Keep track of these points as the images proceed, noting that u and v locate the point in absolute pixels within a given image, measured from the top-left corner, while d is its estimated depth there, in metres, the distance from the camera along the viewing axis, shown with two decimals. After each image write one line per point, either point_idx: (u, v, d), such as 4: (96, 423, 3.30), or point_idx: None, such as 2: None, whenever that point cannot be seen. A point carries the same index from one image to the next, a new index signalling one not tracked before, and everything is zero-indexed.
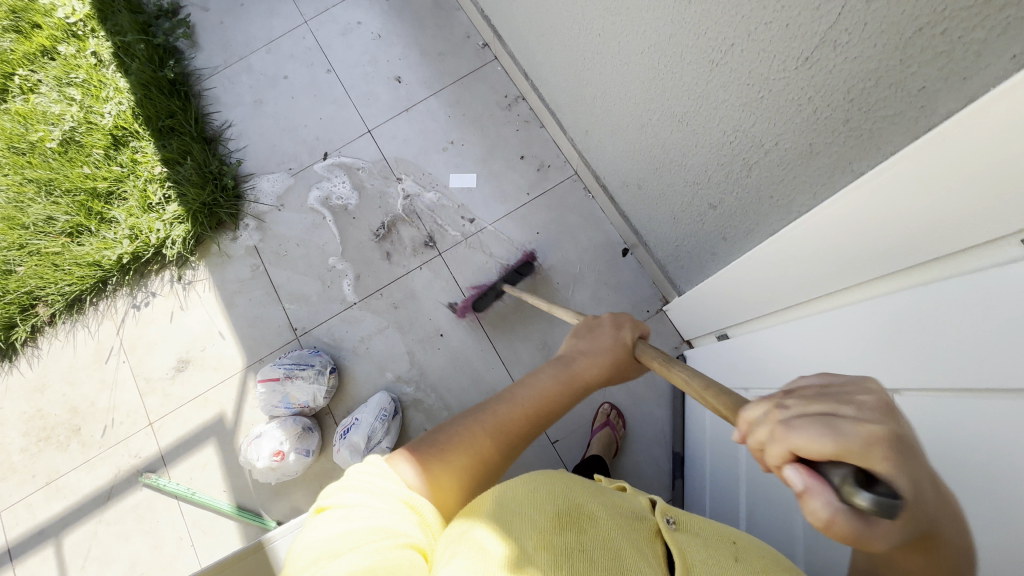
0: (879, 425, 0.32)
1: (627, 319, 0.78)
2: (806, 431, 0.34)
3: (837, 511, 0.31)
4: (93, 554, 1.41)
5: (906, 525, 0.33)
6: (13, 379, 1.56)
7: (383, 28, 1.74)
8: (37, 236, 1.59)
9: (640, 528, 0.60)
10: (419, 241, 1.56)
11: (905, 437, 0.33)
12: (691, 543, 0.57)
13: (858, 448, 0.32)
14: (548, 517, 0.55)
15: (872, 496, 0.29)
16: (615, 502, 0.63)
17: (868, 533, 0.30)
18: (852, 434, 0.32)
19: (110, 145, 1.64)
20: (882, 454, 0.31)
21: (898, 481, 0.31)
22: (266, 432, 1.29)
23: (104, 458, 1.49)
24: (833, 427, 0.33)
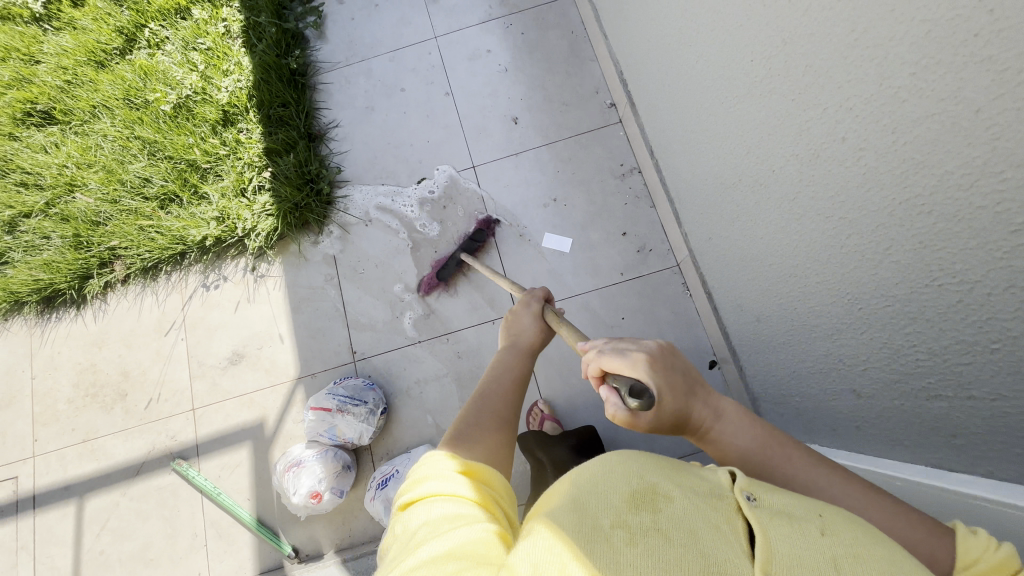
0: (644, 353, 0.58)
1: (534, 296, 0.93)
2: (608, 365, 0.59)
3: (623, 410, 0.55)
4: (113, 524, 1.42)
5: (674, 416, 0.57)
6: (76, 328, 1.58)
7: (512, 62, 1.67)
8: (131, 194, 1.60)
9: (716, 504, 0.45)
10: (497, 294, 1.50)
11: (665, 362, 0.58)
12: (783, 520, 0.43)
13: (633, 368, 0.57)
14: (624, 503, 0.43)
15: (637, 396, 0.54)
16: (681, 472, 0.49)
17: (633, 418, 0.55)
18: (631, 361, 0.57)
19: (219, 121, 1.63)
20: (647, 371, 0.56)
21: (662, 386, 0.56)
22: (306, 467, 1.26)
23: (142, 432, 1.48)
24: (621, 358, 0.58)
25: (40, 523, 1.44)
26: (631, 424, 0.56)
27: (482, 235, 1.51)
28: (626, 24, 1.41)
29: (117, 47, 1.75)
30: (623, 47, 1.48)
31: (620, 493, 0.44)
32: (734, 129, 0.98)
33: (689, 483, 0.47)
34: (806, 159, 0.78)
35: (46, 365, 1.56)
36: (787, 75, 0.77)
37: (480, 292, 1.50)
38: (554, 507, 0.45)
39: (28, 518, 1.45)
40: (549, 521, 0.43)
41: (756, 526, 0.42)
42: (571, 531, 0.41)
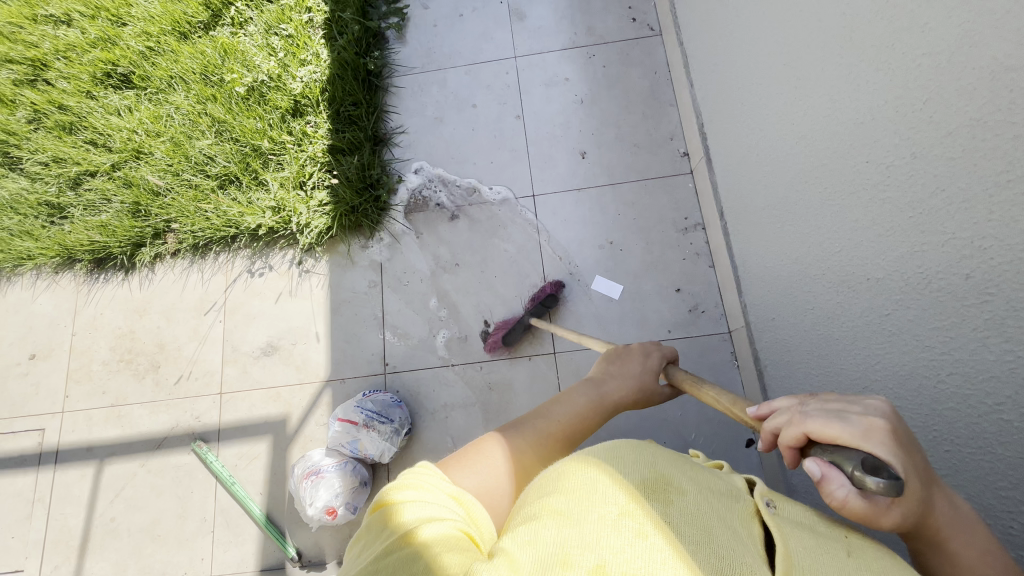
0: (879, 418, 0.46)
1: (650, 348, 0.90)
2: (824, 427, 0.48)
3: (851, 491, 0.44)
4: (127, 493, 1.44)
5: (912, 513, 0.45)
6: (121, 291, 1.61)
7: (588, 94, 1.63)
8: (193, 170, 1.61)
9: (736, 506, 0.49)
10: (538, 329, 1.47)
11: (907, 439, 0.46)
12: (806, 533, 0.46)
13: (862, 437, 0.45)
14: (633, 492, 0.46)
15: (875, 475, 0.42)
16: (701, 473, 0.52)
17: (868, 505, 0.44)
18: (858, 426, 0.46)
19: (289, 110, 1.63)
20: (886, 446, 0.45)
21: (903, 470, 0.44)
22: (324, 481, 1.25)
23: (169, 407, 1.50)
24: (846, 422, 0.47)
25: (59, 479, 1.47)
26: (854, 504, 0.44)
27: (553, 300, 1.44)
28: (716, 78, 1.36)
29: (202, 21, 1.77)
30: (708, 99, 1.43)
31: (631, 482, 0.47)
32: (827, 222, 0.93)
33: (710, 484, 0.50)
34: (914, 282, 0.73)
35: (87, 324, 1.59)
36: (908, 190, 0.72)
37: (521, 324, 1.47)
38: (567, 484, 0.47)
39: (48, 473, 1.47)
40: (561, 500, 0.45)
41: (779, 535, 0.45)
42: (580, 510, 0.44)
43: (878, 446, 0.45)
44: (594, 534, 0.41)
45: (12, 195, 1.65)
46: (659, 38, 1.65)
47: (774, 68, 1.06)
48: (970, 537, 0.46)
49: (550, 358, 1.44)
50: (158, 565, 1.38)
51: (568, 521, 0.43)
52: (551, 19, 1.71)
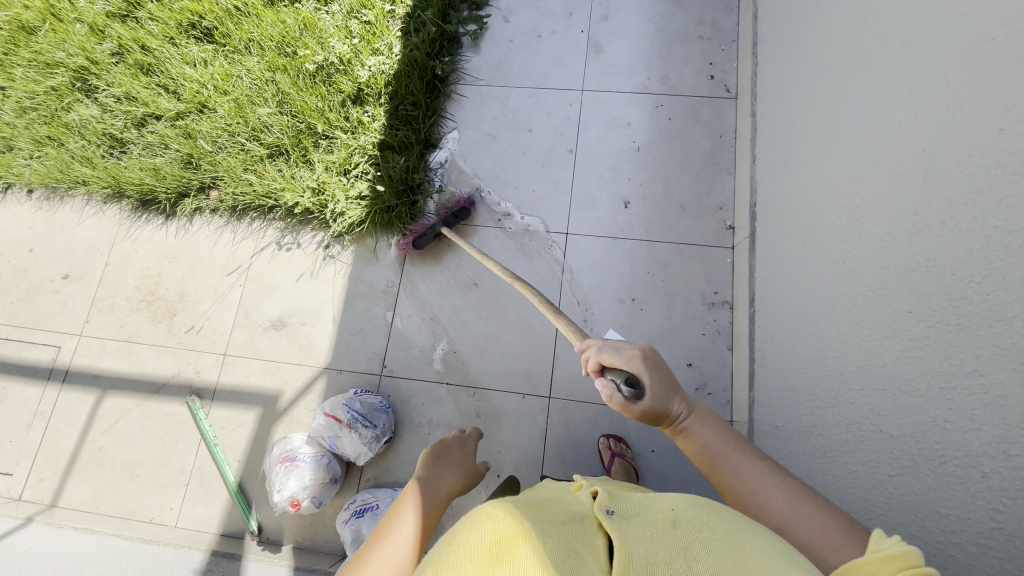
0: (638, 351, 0.67)
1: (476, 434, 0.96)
2: (606, 359, 0.69)
3: (616, 394, 0.64)
4: (120, 427, 1.51)
5: (655, 407, 0.65)
6: (158, 234, 1.67)
7: (646, 143, 1.59)
8: (249, 135, 1.66)
9: (583, 530, 0.48)
10: (538, 369, 1.45)
11: (653, 361, 0.68)
12: (643, 529, 0.47)
13: (626, 363, 0.67)
14: (478, 563, 0.42)
15: (630, 386, 0.63)
16: (547, 507, 0.51)
17: (626, 403, 0.64)
18: (626, 356, 0.67)
19: (351, 97, 1.65)
20: (639, 366, 0.66)
21: (649, 381, 0.65)
22: (295, 473, 1.27)
23: (174, 355, 1.56)
24: (618, 352, 0.68)
25: (62, 398, 1.54)
26: (625, 408, 0.64)
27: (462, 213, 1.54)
28: (779, 161, 1.30)
29: None
30: (766, 179, 1.37)
31: (473, 553, 0.43)
32: (854, 355, 0.87)
33: (554, 513, 0.49)
34: (928, 457, 0.68)
35: (121, 258, 1.67)
36: (945, 360, 0.67)
37: (522, 360, 1.46)
38: None
39: (54, 388, 1.56)
40: None
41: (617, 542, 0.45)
42: None
43: (637, 364, 0.66)
44: None
45: (82, 120, 1.73)
46: (732, 101, 1.59)
47: (840, 176, 1.01)
48: (702, 420, 0.66)
49: (544, 400, 1.42)
50: (131, 503, 1.44)
51: None
52: (627, 59, 1.67)
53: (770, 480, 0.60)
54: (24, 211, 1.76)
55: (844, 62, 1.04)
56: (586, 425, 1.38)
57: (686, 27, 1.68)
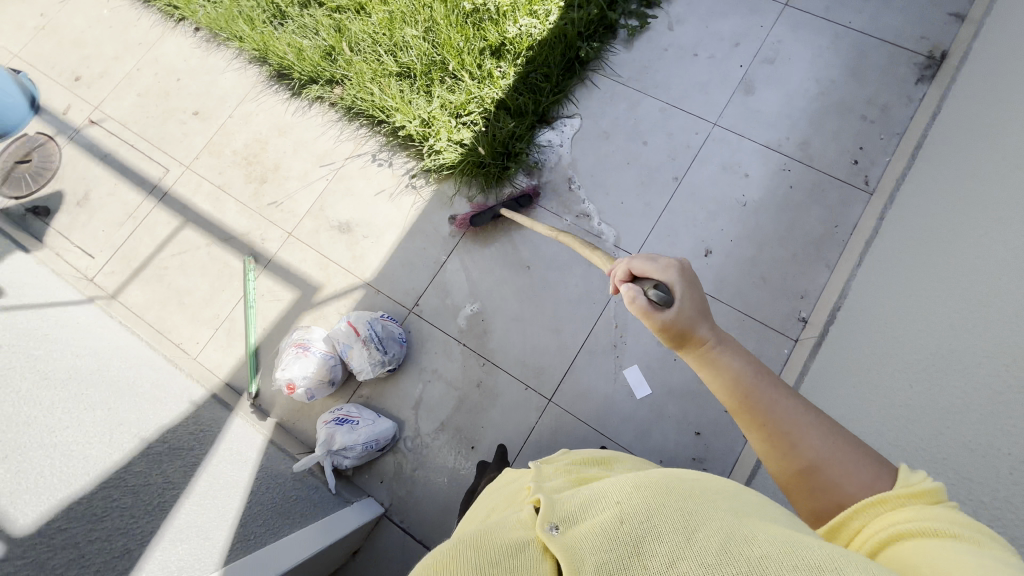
0: (675, 264, 0.62)
1: None
2: (633, 264, 0.64)
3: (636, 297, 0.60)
4: (185, 257, 1.68)
5: (679, 321, 0.58)
6: (280, 108, 1.81)
7: (755, 201, 1.50)
8: (388, 49, 1.73)
9: (524, 557, 0.48)
10: (550, 369, 1.45)
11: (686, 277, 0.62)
12: (586, 532, 0.47)
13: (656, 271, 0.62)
14: None
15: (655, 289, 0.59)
16: (480, 544, 0.50)
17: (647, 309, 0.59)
18: (661, 264, 0.62)
19: (491, 48, 1.67)
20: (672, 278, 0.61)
21: (677, 292, 0.60)
22: (302, 360, 1.39)
23: (251, 216, 1.71)
24: (653, 262, 0.63)
25: (154, 213, 1.74)
26: (645, 313, 0.59)
27: (523, 199, 1.56)
28: (886, 276, 1.18)
29: None
30: (864, 289, 1.26)
31: None
32: None
33: (492, 554, 0.48)
34: None
35: (242, 115, 1.83)
36: None
37: (539, 355, 1.46)
38: None
39: (151, 202, 1.76)
40: None
41: (564, 558, 0.45)
42: None
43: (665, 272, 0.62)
44: None
45: None
46: (868, 195, 1.45)
47: (940, 318, 0.91)
48: (734, 355, 0.57)
49: (543, 400, 1.43)
50: (170, 323, 1.62)
51: None
52: (775, 111, 1.57)
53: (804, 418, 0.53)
54: (185, 44, 1.96)
55: (1005, 203, 0.92)
56: (571, 441, 1.38)
57: (853, 101, 1.54)
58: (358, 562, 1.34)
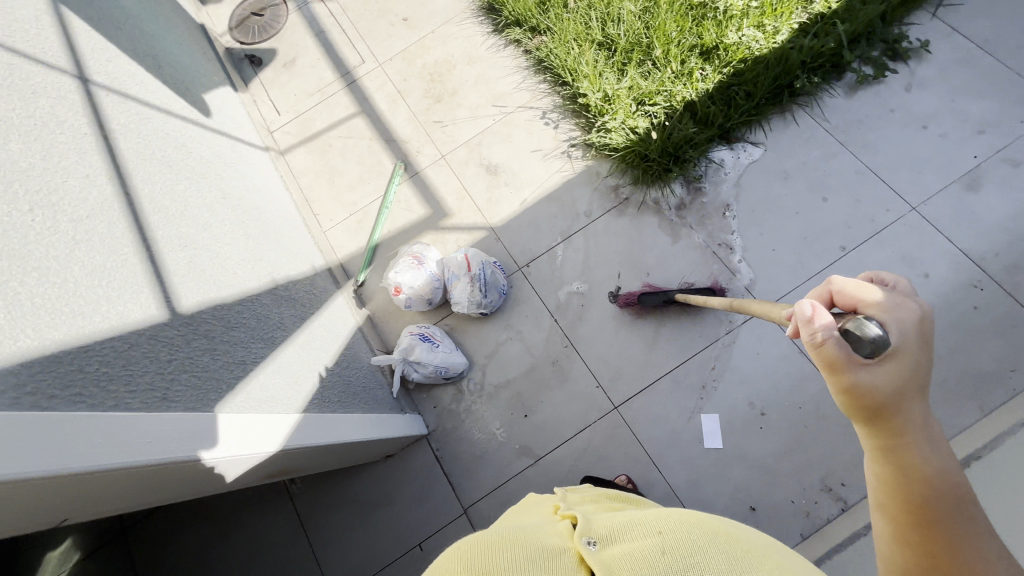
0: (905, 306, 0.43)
1: None
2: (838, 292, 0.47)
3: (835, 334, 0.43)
4: (349, 142, 1.83)
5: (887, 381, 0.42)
6: (478, 39, 1.87)
7: (924, 306, 1.32)
8: (600, 16, 1.71)
9: (563, 560, 0.51)
10: (628, 379, 1.42)
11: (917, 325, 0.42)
12: (625, 553, 0.51)
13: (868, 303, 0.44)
14: None
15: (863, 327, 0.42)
16: (520, 539, 0.54)
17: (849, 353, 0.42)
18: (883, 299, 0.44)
19: (702, 48, 1.60)
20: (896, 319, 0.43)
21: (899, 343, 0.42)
22: (414, 271, 1.47)
23: (416, 128, 1.81)
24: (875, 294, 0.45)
25: (339, 95, 1.91)
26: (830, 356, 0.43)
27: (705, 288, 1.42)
28: None
29: None
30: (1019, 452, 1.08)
31: None
32: None
33: (533, 548, 0.52)
34: None
35: (443, 35, 1.91)
36: None
37: (624, 360, 1.43)
38: None
39: (340, 84, 1.92)
40: None
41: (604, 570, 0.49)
42: None
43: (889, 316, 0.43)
44: None
45: None
46: None
47: None
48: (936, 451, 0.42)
49: (608, 404, 1.40)
50: (316, 193, 1.79)
51: None
52: (992, 220, 1.35)
53: (985, 546, 0.40)
54: None
55: None
56: (620, 454, 1.35)
57: None
58: (387, 465, 1.44)
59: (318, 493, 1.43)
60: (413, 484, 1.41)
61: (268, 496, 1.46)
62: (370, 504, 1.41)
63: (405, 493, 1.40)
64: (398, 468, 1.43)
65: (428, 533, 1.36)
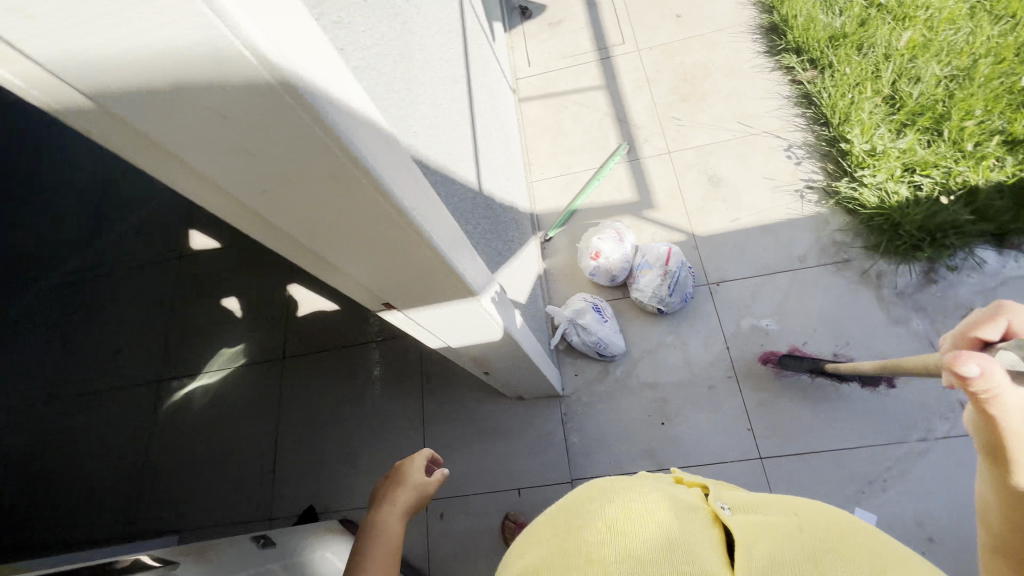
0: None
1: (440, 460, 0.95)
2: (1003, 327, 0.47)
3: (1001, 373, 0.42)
4: (583, 111, 1.91)
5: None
6: (747, 55, 1.84)
7: None
8: (897, 70, 1.58)
9: (694, 515, 0.48)
10: (784, 437, 1.33)
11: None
12: (756, 525, 0.45)
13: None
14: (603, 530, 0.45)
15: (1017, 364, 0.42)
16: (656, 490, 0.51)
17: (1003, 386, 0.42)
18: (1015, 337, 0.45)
19: (1011, 137, 1.41)
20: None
21: None
22: (616, 246, 1.50)
23: (651, 118, 1.83)
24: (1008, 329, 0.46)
25: (589, 66, 1.99)
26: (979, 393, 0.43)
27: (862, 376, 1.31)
28: None
29: None
30: None
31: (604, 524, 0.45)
32: None
33: (666, 498, 0.49)
34: None
35: (712, 41, 1.90)
36: None
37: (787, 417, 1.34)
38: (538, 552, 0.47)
39: (594, 57, 2.00)
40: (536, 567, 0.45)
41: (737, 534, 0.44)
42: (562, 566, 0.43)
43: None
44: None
45: None
46: None
47: None
48: None
49: (753, 451, 1.33)
50: (537, 146, 1.89)
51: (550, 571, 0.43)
52: None
53: None
54: None
55: None
56: None
57: None
58: (514, 407, 1.50)
59: (447, 403, 1.54)
60: (531, 436, 1.46)
61: (405, 387, 1.60)
62: (487, 434, 1.48)
63: (522, 439, 1.46)
64: (523, 415, 1.49)
65: (529, 484, 1.40)
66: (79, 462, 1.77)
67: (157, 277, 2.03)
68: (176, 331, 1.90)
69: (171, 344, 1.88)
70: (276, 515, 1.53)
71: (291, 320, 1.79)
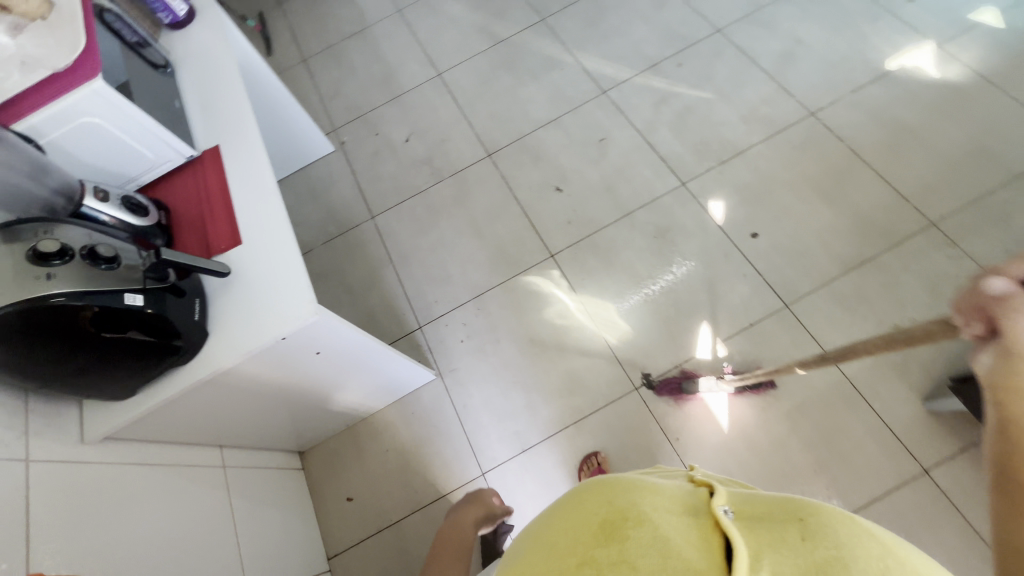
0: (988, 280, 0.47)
1: None
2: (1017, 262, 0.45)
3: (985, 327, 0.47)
4: None
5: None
6: None
7: None
8: None
9: (743, 527, 0.50)
10: None
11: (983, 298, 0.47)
12: (767, 519, 0.51)
13: None
14: (754, 538, 0.48)
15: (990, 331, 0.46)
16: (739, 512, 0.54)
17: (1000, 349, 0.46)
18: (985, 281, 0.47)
19: None
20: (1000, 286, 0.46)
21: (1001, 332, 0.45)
22: None
23: None
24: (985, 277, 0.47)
25: None
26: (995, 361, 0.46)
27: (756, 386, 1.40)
28: None
29: None
30: None
31: (750, 533, 0.49)
32: None
33: (759, 516, 0.52)
34: None
35: None
36: None
37: None
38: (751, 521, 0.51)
39: None
40: (751, 528, 0.49)
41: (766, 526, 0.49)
42: (766, 541, 0.47)
43: None
44: (778, 558, 0.44)
45: None
46: None
47: None
48: None
49: None
50: None
51: (760, 544, 0.46)
52: None
53: None
54: None
55: None
56: None
57: None
58: None
59: None
60: None
61: None
62: None
63: None
64: None
65: None
66: (452, 227, 1.80)
67: (646, 171, 1.74)
68: (603, 237, 1.67)
69: (589, 239, 1.68)
70: (488, 477, 1.43)
71: (681, 368, 1.46)
